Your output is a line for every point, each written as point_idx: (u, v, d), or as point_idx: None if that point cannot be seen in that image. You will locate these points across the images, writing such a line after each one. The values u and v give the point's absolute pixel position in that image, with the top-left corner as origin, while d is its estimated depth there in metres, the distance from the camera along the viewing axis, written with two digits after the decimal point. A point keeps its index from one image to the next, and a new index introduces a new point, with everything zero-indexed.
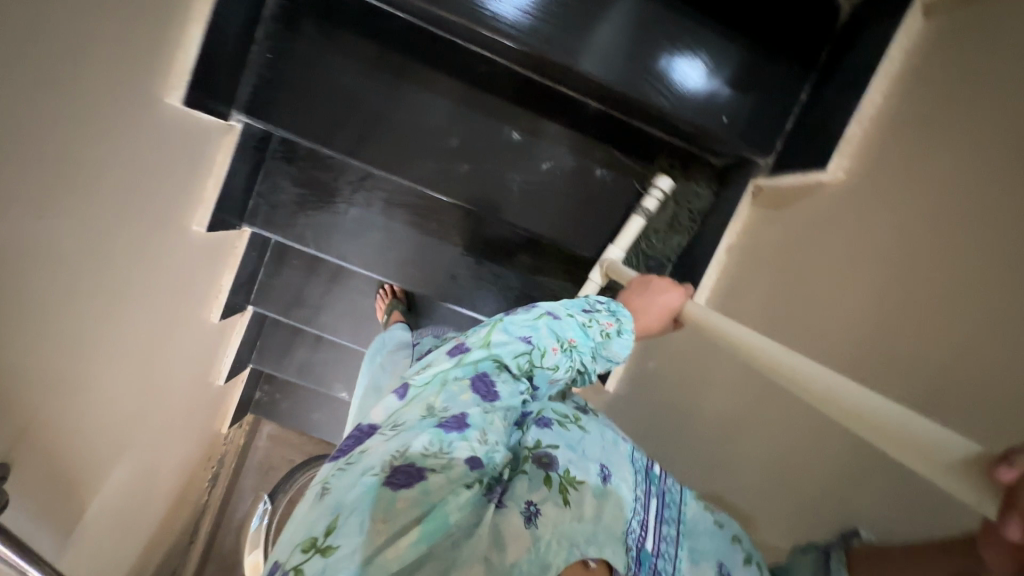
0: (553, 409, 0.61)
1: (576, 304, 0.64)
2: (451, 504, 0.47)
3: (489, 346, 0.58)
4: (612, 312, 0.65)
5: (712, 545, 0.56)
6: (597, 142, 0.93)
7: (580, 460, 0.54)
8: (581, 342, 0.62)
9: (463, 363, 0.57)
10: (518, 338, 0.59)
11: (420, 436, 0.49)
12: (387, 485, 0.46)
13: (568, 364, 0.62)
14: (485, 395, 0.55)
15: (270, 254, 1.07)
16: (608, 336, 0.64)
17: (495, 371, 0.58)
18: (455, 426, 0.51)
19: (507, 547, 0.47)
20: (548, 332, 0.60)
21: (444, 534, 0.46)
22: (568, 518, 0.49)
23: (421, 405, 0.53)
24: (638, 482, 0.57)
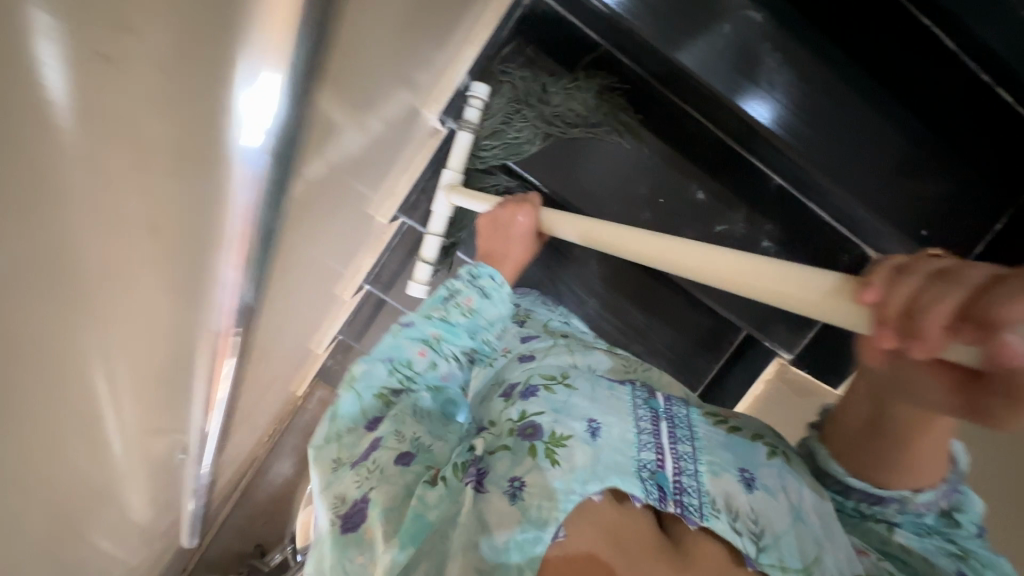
0: (540, 373, 0.76)
1: (434, 302, 0.89)
2: (423, 508, 0.64)
3: (354, 389, 0.80)
4: (471, 280, 0.90)
5: (732, 456, 0.68)
6: (764, 218, 1.13)
7: (564, 419, 0.68)
8: (443, 335, 0.86)
9: (339, 422, 0.78)
10: (373, 368, 0.81)
11: (347, 484, 0.70)
12: (346, 531, 0.67)
13: (443, 356, 0.85)
14: (373, 425, 0.77)
15: (399, 238, 1.21)
16: (468, 309, 0.88)
17: (381, 409, 0.79)
18: (367, 452, 0.73)
19: (500, 521, 0.60)
20: (407, 346, 0.84)
21: (429, 530, 0.63)
22: (557, 475, 0.62)
23: (331, 463, 0.74)
24: (635, 421, 0.70)
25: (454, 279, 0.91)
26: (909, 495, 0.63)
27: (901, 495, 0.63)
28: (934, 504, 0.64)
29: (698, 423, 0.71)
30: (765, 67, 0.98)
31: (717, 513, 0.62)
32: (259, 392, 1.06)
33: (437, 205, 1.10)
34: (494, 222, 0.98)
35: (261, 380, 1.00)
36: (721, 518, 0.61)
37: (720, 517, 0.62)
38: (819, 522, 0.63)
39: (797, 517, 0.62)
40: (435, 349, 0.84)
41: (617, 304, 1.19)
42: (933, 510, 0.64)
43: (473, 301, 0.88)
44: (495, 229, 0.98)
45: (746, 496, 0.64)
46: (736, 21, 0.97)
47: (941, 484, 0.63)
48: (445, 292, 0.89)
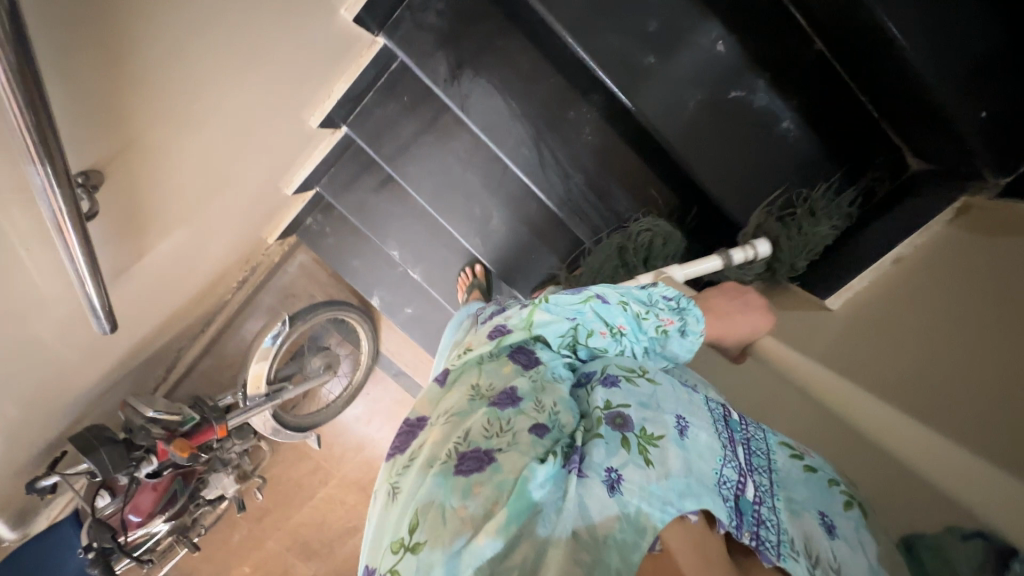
0: (617, 364, 0.61)
1: (636, 294, 0.64)
2: (532, 482, 0.49)
3: (530, 331, 0.62)
4: (678, 306, 0.64)
5: (812, 495, 0.55)
6: (791, 91, 0.79)
7: (654, 415, 0.55)
8: (630, 332, 0.63)
9: (497, 344, 0.62)
10: (560, 322, 0.62)
11: (476, 417, 0.55)
12: (460, 473, 0.50)
13: (615, 349, 0.63)
14: (526, 364, 0.61)
15: (383, 81, 0.98)
16: (666, 333, 0.64)
17: (529, 344, 0.63)
18: (508, 402, 0.56)
19: (600, 521, 0.47)
20: (595, 315, 0.62)
21: (533, 509, 0.48)
22: (652, 478, 0.49)
23: (465, 390, 0.58)
24: (720, 431, 0.57)
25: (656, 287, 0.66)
26: None
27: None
28: None
29: (773, 444, 0.59)
30: None
31: (796, 556, 0.49)
32: (206, 232, 0.99)
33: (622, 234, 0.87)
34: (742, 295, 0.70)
35: (205, 215, 0.92)
36: (800, 563, 0.49)
37: (799, 561, 0.49)
38: None
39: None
40: (617, 342, 0.63)
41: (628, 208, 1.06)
42: None
43: (677, 324, 0.63)
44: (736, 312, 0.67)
45: (829, 542, 0.51)
46: None
47: None
48: (646, 296, 0.65)
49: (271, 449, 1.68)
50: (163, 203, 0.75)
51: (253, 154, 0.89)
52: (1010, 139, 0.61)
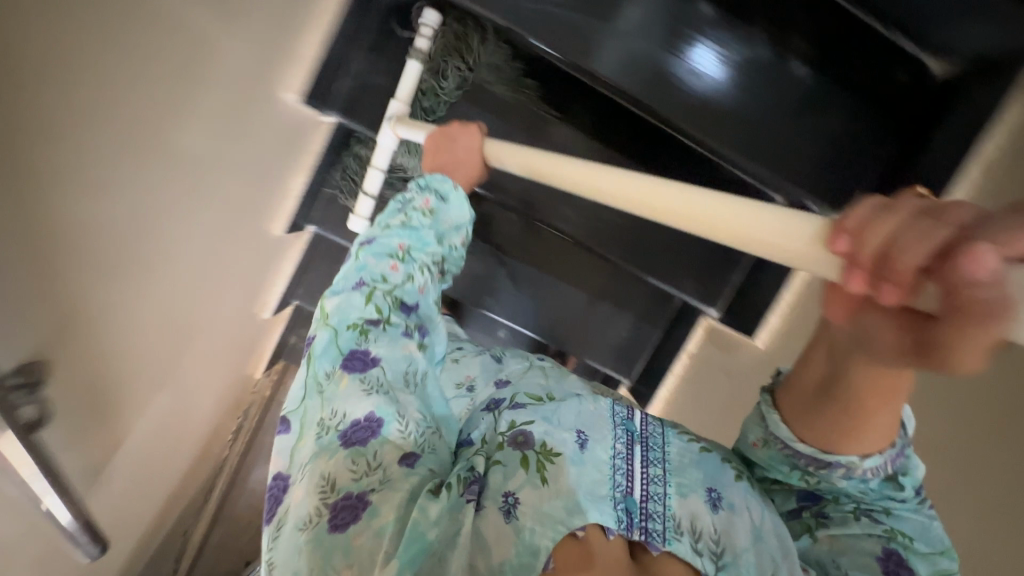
0: (526, 393, 0.68)
1: (391, 212, 0.79)
2: (423, 523, 0.53)
3: (330, 323, 0.69)
4: (426, 185, 0.81)
5: (700, 475, 0.61)
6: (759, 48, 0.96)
7: (555, 430, 0.61)
8: (411, 243, 0.76)
9: (321, 356, 0.67)
10: (351, 298, 0.70)
11: (339, 461, 0.58)
12: (334, 529, 0.54)
13: (414, 265, 0.76)
14: (363, 369, 0.65)
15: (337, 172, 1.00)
16: (429, 211, 0.80)
17: (360, 343, 0.68)
18: (366, 433, 0.60)
19: (491, 547, 0.53)
20: (375, 261, 0.74)
21: (427, 551, 0.52)
22: (547, 496, 0.55)
23: (316, 430, 0.62)
24: (617, 436, 0.63)
25: (408, 188, 0.82)
26: None
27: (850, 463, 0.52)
28: None
29: (670, 439, 0.65)
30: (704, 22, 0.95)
31: (679, 535, 0.56)
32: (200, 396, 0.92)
33: (384, 137, 0.91)
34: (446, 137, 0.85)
35: (196, 376, 0.85)
36: (683, 541, 0.55)
37: (682, 539, 0.56)
38: (782, 549, 0.55)
39: (758, 537, 0.55)
40: (407, 257, 0.75)
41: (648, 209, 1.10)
42: None
43: (431, 201, 0.79)
44: (448, 142, 0.84)
45: (710, 517, 0.57)
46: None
47: None
48: (402, 202, 0.80)
49: None
50: (159, 343, 0.68)
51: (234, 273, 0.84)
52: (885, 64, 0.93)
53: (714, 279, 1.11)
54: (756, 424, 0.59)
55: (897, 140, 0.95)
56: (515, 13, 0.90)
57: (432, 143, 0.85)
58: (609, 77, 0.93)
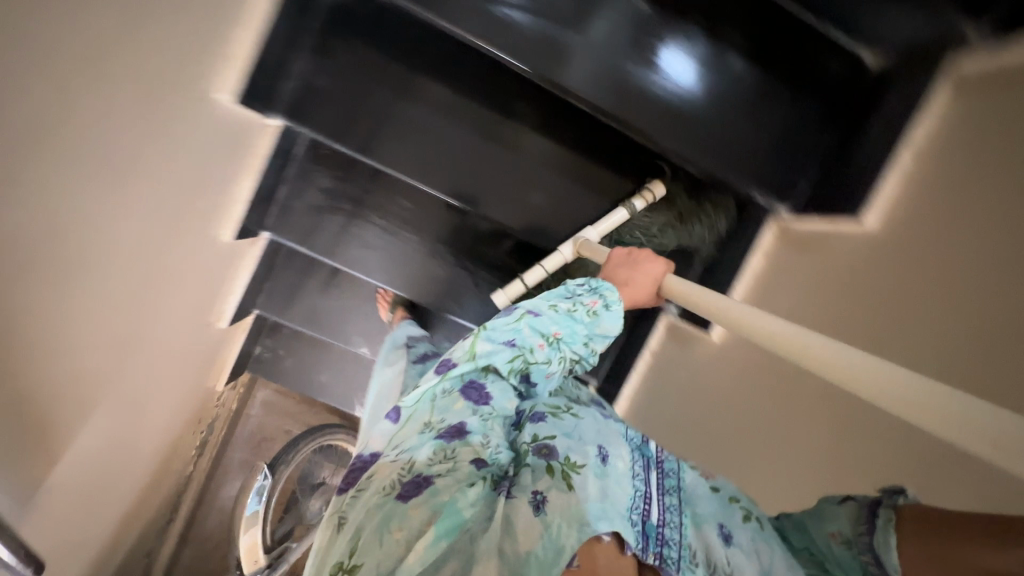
0: (545, 403, 0.77)
1: (560, 294, 0.83)
2: (461, 502, 0.61)
3: (475, 360, 0.77)
4: (597, 290, 0.84)
5: (713, 511, 0.68)
6: (723, 31, 0.89)
7: (577, 445, 0.68)
8: (565, 333, 0.80)
9: (451, 378, 0.76)
10: (503, 348, 0.78)
11: (425, 449, 0.67)
12: (401, 498, 0.62)
13: (557, 354, 0.80)
14: (478, 400, 0.75)
15: (292, 170, 1.06)
16: (596, 312, 0.82)
17: (482, 378, 0.77)
18: (458, 433, 0.69)
19: (521, 537, 0.58)
20: (530, 333, 0.79)
21: (462, 526, 0.59)
22: (574, 499, 0.61)
23: (419, 426, 0.72)
24: (635, 458, 0.72)
25: (574, 282, 0.86)
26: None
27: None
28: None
29: (685, 473, 0.74)
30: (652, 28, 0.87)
31: (693, 566, 0.62)
32: (144, 408, 0.89)
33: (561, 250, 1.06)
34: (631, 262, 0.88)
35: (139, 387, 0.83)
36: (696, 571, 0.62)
37: (695, 570, 0.62)
38: None
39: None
40: (556, 343, 0.80)
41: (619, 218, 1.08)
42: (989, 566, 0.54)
43: (601, 303, 0.81)
44: (631, 267, 0.87)
45: (724, 550, 0.63)
46: None
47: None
48: (569, 291, 0.84)
49: None
50: (100, 347, 0.68)
51: (180, 279, 0.84)
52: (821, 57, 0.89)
53: (678, 277, 1.14)
54: (844, 518, 0.55)
55: (838, 126, 0.93)
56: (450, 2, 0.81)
57: (619, 266, 0.88)
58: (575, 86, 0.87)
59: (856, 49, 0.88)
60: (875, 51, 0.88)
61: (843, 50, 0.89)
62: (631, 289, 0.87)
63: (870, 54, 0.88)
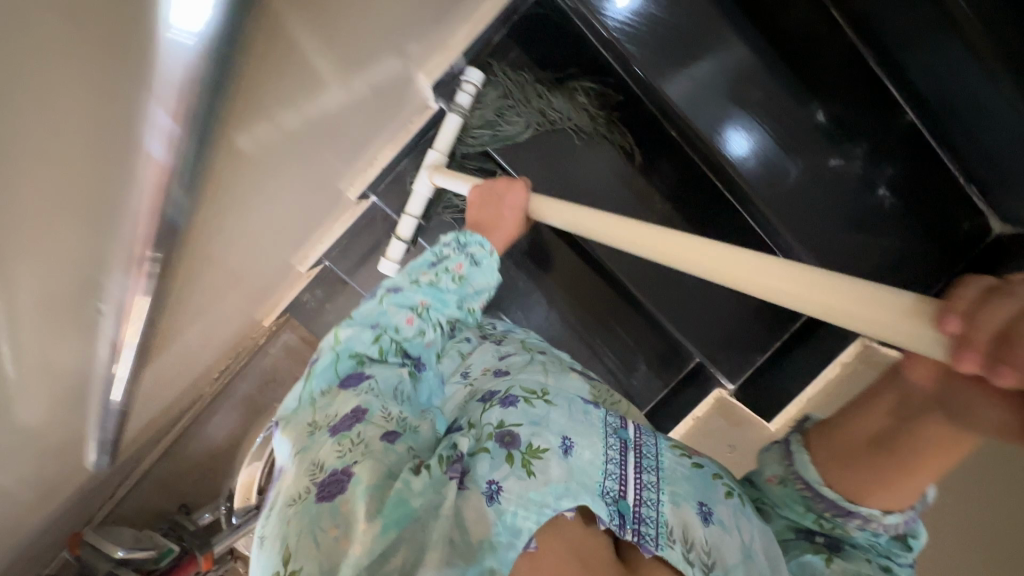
0: (522, 386, 0.79)
1: (422, 268, 0.93)
2: (407, 493, 0.66)
3: (336, 349, 0.87)
4: (459, 245, 0.95)
5: (691, 489, 0.73)
6: (890, 166, 1.14)
7: (541, 431, 0.71)
8: (431, 302, 0.91)
9: (318, 377, 0.85)
10: (361, 333, 0.87)
11: (328, 447, 0.73)
12: (320, 500, 0.67)
13: (428, 325, 0.90)
14: (357, 384, 0.82)
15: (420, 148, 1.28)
16: (458, 276, 0.94)
17: (357, 367, 0.85)
18: (354, 421, 0.75)
19: (471, 527, 0.64)
20: (394, 310, 0.89)
21: (410, 516, 0.64)
22: (534, 486, 0.66)
23: (305, 427, 0.79)
24: (607, 443, 0.74)
25: (443, 242, 0.96)
26: None
27: (868, 512, 0.65)
28: (894, 526, 0.66)
29: (664, 454, 0.76)
30: (745, 101, 1.12)
31: (672, 543, 0.68)
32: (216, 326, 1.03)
33: (420, 184, 1.23)
34: (494, 197, 1.00)
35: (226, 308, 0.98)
36: (675, 548, 0.67)
37: (675, 547, 0.68)
38: (768, 565, 0.68)
39: (747, 554, 0.68)
40: (424, 314, 0.90)
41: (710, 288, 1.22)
42: (890, 531, 0.67)
43: (462, 266, 0.93)
44: (495, 204, 1.00)
45: (703, 530, 0.69)
46: (728, 47, 1.11)
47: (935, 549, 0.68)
48: (435, 257, 0.94)
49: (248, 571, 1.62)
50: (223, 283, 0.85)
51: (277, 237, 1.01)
52: (951, 207, 1.13)
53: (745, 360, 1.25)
54: (774, 458, 0.73)
55: (941, 264, 1.15)
56: (653, 68, 1.12)
57: (484, 207, 1.01)
58: (676, 108, 1.14)
59: (988, 215, 1.13)
60: (1004, 225, 1.12)
61: (974, 214, 1.13)
62: (500, 223, 1.00)
63: (1000, 226, 1.13)
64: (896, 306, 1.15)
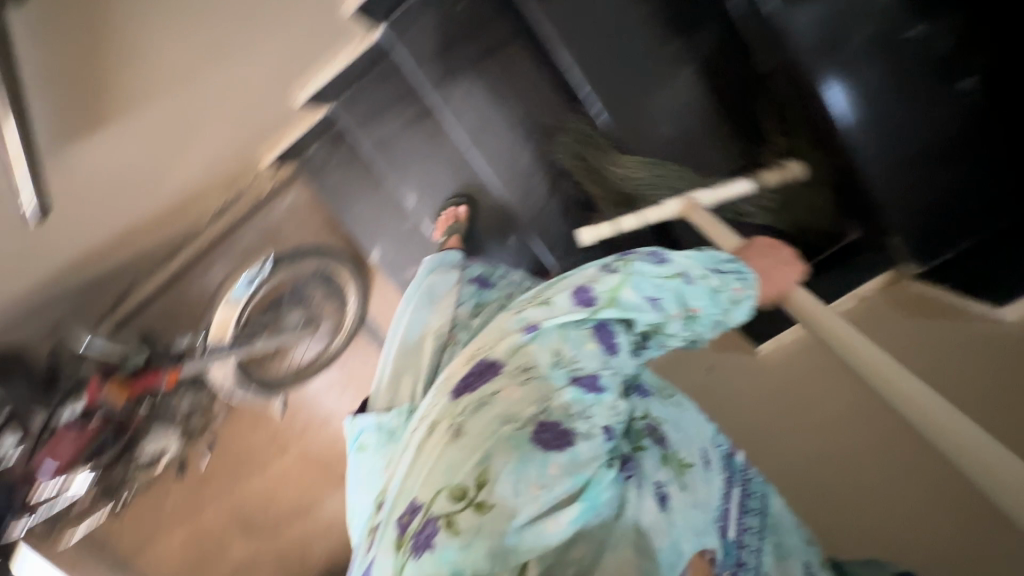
0: (647, 381, 0.75)
1: (706, 260, 0.67)
2: (598, 488, 0.53)
3: (616, 305, 0.62)
4: (739, 276, 0.67)
5: (793, 543, 0.71)
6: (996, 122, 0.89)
7: (684, 440, 0.69)
8: (704, 309, 0.65)
9: (591, 313, 0.62)
10: (641, 302, 0.63)
11: (563, 398, 0.56)
12: (537, 445, 0.53)
13: (686, 332, 0.67)
14: (608, 349, 0.62)
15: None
16: (732, 302, 0.66)
17: (614, 326, 0.63)
18: (592, 387, 0.58)
19: (647, 537, 0.55)
20: (653, 286, 0.63)
21: (596, 512, 0.53)
22: (688, 501, 0.61)
23: (547, 356, 0.59)
24: (731, 474, 0.71)
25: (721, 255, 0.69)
26: None
27: None
28: None
29: (770, 498, 0.74)
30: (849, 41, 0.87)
31: None
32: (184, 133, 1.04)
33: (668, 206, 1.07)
34: (772, 250, 0.73)
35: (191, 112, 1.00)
36: None
37: None
38: None
39: None
40: (689, 320, 0.65)
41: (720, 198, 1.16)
42: None
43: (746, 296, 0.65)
44: (770, 256, 0.72)
45: None
46: None
47: None
48: (717, 265, 0.67)
49: (225, 409, 1.75)
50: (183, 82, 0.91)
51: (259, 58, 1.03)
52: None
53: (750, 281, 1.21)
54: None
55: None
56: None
57: (759, 254, 0.72)
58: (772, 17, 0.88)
59: None
60: None
61: None
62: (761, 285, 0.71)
63: None
64: (951, 254, 0.93)
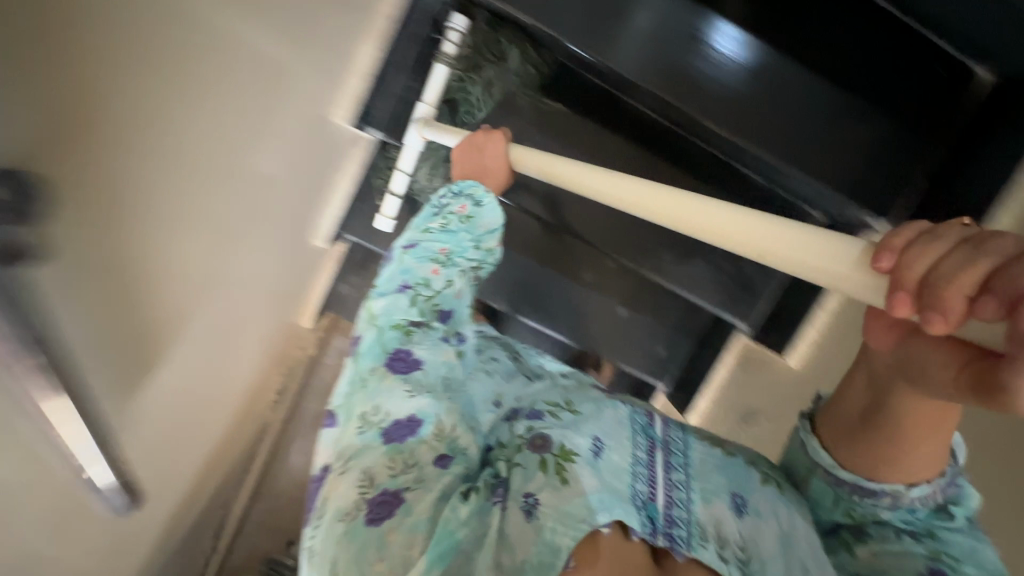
0: (543, 400, 0.72)
1: (427, 217, 0.81)
2: (452, 522, 0.59)
3: (376, 324, 0.73)
4: (458, 194, 0.83)
5: (722, 482, 0.65)
6: None
7: (571, 436, 0.65)
8: (452, 248, 0.79)
9: (367, 354, 0.72)
10: (396, 300, 0.75)
11: (378, 458, 0.64)
12: (371, 522, 0.59)
13: (454, 272, 0.79)
14: (406, 369, 0.70)
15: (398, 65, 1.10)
16: (466, 218, 0.81)
17: (404, 342, 0.72)
18: (405, 432, 0.66)
19: (516, 544, 0.57)
20: (418, 264, 0.77)
21: (455, 548, 0.58)
22: (566, 499, 0.59)
23: (355, 423, 0.67)
24: (639, 444, 0.67)
25: (439, 196, 0.84)
26: (898, 487, 0.58)
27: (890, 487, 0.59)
28: (929, 497, 0.59)
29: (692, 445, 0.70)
30: None
31: (705, 543, 0.60)
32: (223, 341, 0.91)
33: (410, 138, 1.10)
34: (475, 149, 0.87)
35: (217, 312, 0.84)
36: (708, 548, 0.60)
37: (706, 546, 0.60)
38: (811, 552, 0.60)
39: (786, 544, 0.60)
40: (448, 264, 0.78)
41: (808, 110, 1.05)
42: (926, 505, 0.59)
43: (467, 205, 0.81)
44: (476, 155, 0.87)
45: (736, 523, 0.62)
46: None
47: (937, 478, 0.59)
48: (438, 208, 0.82)
49: None
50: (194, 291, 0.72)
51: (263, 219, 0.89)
52: None
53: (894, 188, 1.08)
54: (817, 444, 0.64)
55: None
56: None
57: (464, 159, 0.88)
58: None
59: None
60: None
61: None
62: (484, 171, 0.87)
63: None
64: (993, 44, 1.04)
